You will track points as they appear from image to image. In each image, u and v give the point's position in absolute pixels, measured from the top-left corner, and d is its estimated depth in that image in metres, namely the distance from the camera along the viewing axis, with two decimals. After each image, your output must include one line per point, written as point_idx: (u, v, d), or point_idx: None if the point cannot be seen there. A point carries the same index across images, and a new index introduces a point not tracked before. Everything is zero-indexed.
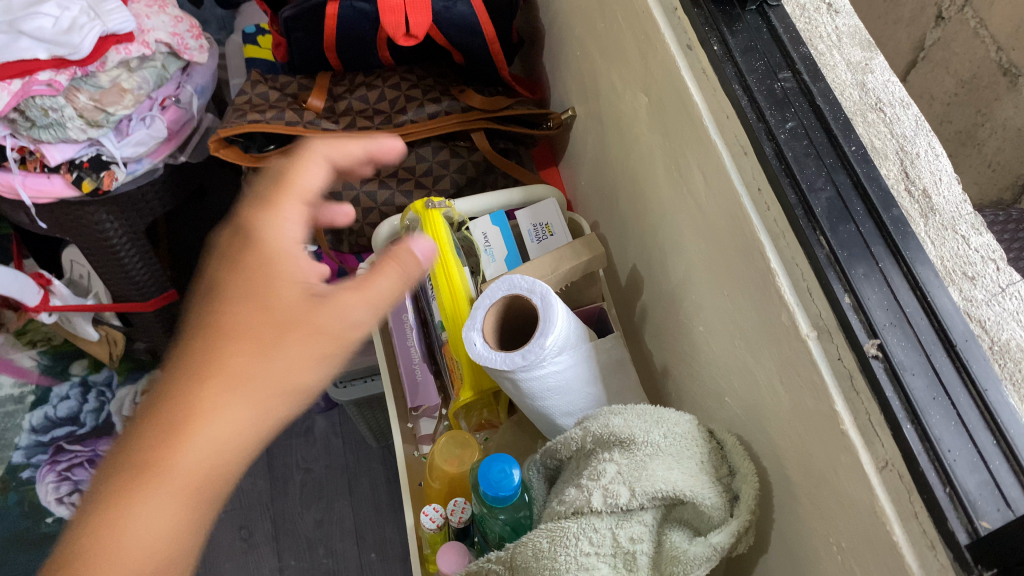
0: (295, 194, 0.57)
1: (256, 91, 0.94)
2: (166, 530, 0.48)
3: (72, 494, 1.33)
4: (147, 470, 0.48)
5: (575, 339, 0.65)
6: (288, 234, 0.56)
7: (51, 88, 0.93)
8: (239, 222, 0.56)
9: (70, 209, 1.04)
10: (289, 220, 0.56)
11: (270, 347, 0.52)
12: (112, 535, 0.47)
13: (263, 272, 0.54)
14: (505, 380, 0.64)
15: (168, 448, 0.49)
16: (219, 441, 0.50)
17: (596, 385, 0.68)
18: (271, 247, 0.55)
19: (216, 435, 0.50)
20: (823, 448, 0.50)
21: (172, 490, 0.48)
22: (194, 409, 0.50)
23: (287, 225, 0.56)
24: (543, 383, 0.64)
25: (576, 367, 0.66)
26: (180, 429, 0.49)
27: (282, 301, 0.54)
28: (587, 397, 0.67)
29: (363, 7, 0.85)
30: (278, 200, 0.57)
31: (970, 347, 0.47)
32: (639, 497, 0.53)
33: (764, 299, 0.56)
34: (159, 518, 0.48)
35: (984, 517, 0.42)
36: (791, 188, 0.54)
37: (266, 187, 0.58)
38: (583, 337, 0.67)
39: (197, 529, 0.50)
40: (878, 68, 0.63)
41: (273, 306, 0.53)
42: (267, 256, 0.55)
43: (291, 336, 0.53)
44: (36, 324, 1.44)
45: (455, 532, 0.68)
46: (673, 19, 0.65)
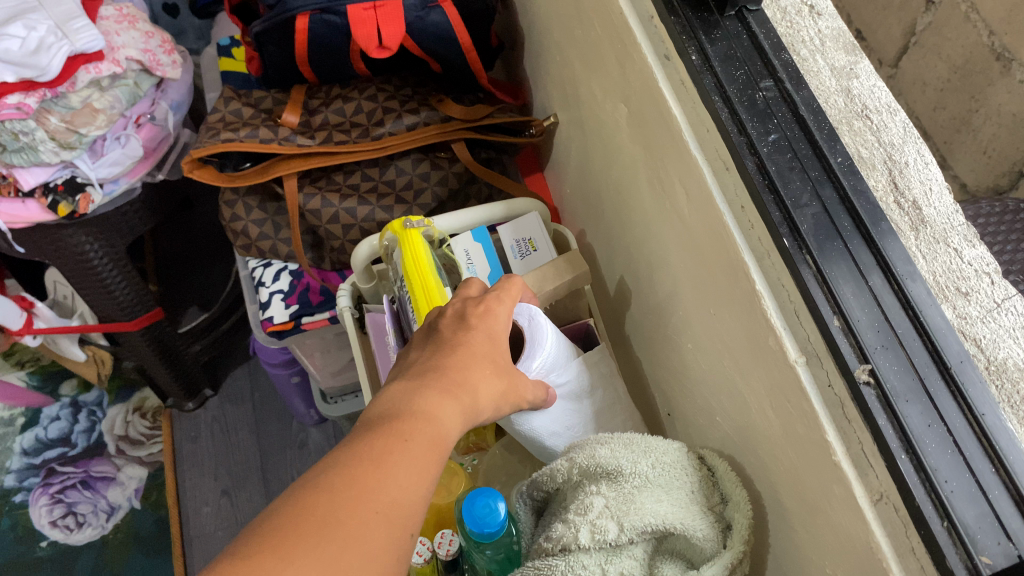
0: (512, 300, 0.59)
1: (228, 109, 0.92)
2: (451, 446, 0.45)
3: (66, 517, 1.30)
4: (434, 393, 0.46)
5: (564, 358, 0.64)
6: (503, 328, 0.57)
7: (20, 111, 0.90)
8: (474, 303, 0.57)
9: (47, 233, 1.01)
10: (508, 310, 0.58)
11: (498, 365, 0.53)
12: (421, 422, 0.44)
13: (494, 334, 0.55)
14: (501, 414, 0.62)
15: (454, 388, 0.48)
16: (474, 408, 0.49)
17: (585, 405, 0.66)
18: (498, 324, 0.56)
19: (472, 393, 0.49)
20: (816, 477, 0.48)
21: (453, 420, 0.46)
22: (462, 377, 0.49)
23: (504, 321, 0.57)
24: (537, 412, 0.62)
25: (566, 390, 0.64)
26: (455, 381, 0.48)
27: (502, 346, 0.55)
28: (578, 418, 0.65)
29: (333, 20, 0.83)
30: (505, 297, 0.59)
31: (965, 369, 0.45)
32: (628, 532, 0.51)
33: (751, 321, 0.54)
34: (447, 430, 0.45)
35: (984, 552, 0.40)
36: (775, 205, 0.51)
37: (482, 284, 0.59)
38: (575, 359, 0.66)
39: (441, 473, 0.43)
40: (864, 73, 0.61)
41: (500, 343, 0.55)
42: (495, 328, 0.56)
43: (507, 370, 0.54)
44: (25, 348, 1.46)
45: (443, 564, 0.66)
46: (650, 28, 0.63)
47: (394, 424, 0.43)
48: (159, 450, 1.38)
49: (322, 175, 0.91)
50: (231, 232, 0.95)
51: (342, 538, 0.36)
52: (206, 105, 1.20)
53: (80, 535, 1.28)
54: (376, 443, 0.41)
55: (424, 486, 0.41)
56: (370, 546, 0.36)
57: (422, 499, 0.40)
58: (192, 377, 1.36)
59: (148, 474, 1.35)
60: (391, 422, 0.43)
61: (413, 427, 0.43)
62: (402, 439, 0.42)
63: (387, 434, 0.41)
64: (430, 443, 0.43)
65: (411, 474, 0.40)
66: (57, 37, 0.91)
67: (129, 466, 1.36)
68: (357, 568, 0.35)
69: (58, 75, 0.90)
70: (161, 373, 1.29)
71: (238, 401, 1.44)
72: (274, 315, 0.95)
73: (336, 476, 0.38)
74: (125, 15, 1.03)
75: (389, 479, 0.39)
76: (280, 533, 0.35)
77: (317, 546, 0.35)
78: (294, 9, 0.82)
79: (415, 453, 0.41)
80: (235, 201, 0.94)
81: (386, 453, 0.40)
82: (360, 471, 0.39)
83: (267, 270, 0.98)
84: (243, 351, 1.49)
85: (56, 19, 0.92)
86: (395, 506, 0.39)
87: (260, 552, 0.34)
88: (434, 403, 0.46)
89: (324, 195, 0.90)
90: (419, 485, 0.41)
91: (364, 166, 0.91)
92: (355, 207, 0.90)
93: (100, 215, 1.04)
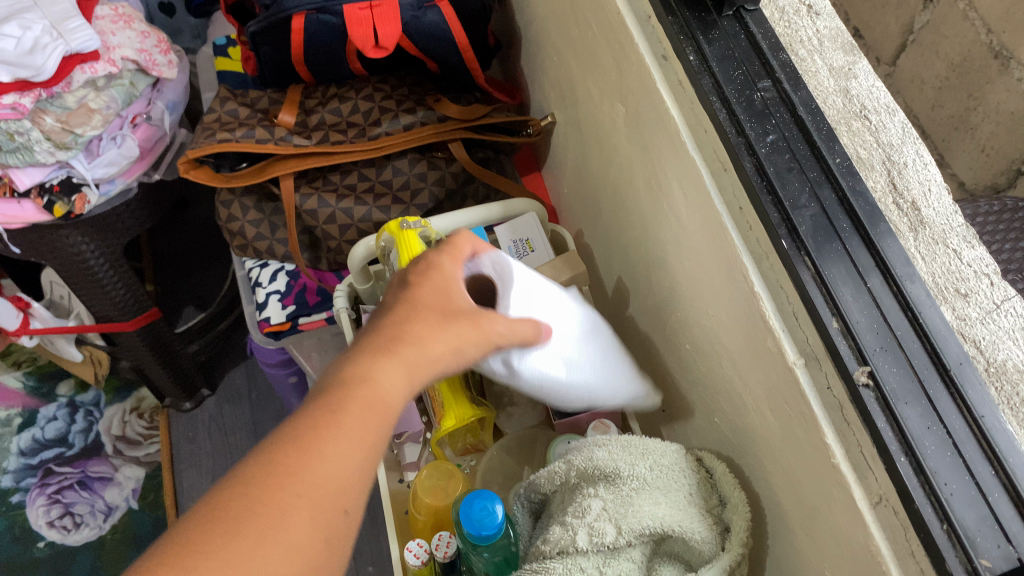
0: (461, 251, 0.56)
1: (225, 109, 0.92)
2: (389, 407, 0.43)
3: (63, 517, 1.30)
4: (370, 358, 0.44)
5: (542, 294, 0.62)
6: (455, 278, 0.54)
7: (15, 111, 0.89)
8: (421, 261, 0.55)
9: (43, 233, 1.00)
10: (458, 261, 0.55)
11: (449, 311, 0.50)
12: (350, 390, 0.42)
13: (443, 284, 0.52)
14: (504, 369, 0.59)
15: (394, 351, 0.45)
16: (422, 366, 0.46)
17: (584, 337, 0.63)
18: (447, 274, 0.53)
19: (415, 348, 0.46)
20: (814, 479, 0.48)
21: (392, 382, 0.44)
22: (403, 332, 0.47)
23: (456, 270, 0.54)
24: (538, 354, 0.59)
25: (558, 324, 0.62)
26: (395, 342, 0.46)
27: (456, 293, 0.52)
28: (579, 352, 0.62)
29: (329, 20, 0.82)
30: (452, 251, 0.56)
31: (965, 371, 0.45)
32: (626, 535, 0.50)
33: (749, 323, 0.54)
34: (383, 396, 0.43)
35: (984, 556, 0.40)
36: (773, 207, 0.51)
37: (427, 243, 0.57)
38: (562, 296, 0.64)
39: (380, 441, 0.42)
40: (862, 73, 0.61)
41: (450, 291, 0.52)
42: (444, 279, 0.53)
43: (461, 313, 0.51)
44: (21, 348, 1.44)
45: (441, 567, 0.65)
46: (647, 28, 0.63)
47: (320, 403, 0.41)
48: (156, 450, 1.38)
49: (318, 176, 0.91)
50: (228, 232, 0.95)
51: (257, 532, 0.35)
52: (203, 104, 1.19)
53: (78, 536, 1.28)
54: (303, 422, 0.40)
55: (355, 464, 0.40)
56: (287, 537, 0.36)
57: (354, 477, 0.40)
58: (189, 377, 1.35)
59: (145, 474, 1.35)
60: (319, 400, 0.41)
61: (340, 401, 0.41)
62: (326, 415, 0.40)
63: (317, 410, 0.40)
64: (364, 409, 0.41)
65: (338, 457, 0.39)
66: (52, 37, 0.90)
67: (127, 467, 1.35)
68: (273, 561, 0.35)
69: (53, 76, 0.90)
70: (159, 373, 1.28)
71: (236, 401, 1.44)
72: (271, 316, 0.95)
73: (259, 463, 0.38)
74: (120, 14, 1.02)
75: (312, 466, 0.38)
76: (190, 537, 0.34)
77: (229, 544, 0.35)
78: (290, 9, 0.82)
79: (345, 426, 0.40)
80: (231, 201, 0.93)
81: (315, 430, 0.39)
82: (280, 456, 0.38)
83: (264, 270, 0.98)
84: (240, 351, 1.48)
85: (52, 19, 0.92)
86: (321, 492, 0.38)
87: (171, 556, 0.34)
88: (370, 369, 0.44)
89: (320, 195, 0.89)
90: (352, 463, 0.40)
91: (361, 165, 0.91)
92: (352, 207, 0.90)
93: (96, 216, 1.04)
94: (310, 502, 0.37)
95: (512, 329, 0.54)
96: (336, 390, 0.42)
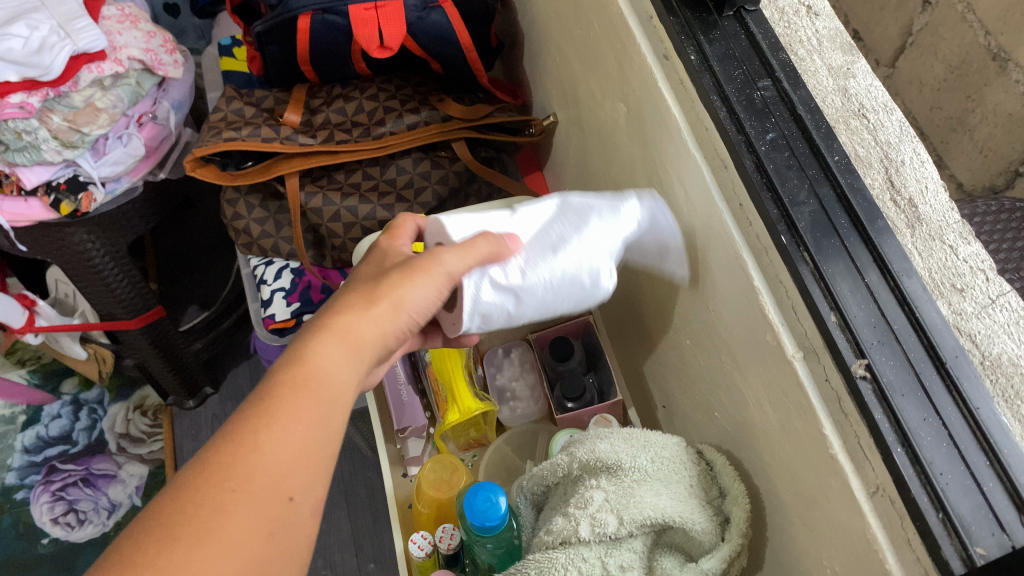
0: (394, 238, 0.61)
1: (230, 108, 0.92)
2: (319, 380, 0.48)
3: (67, 514, 1.30)
4: (309, 338, 0.50)
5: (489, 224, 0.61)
6: (394, 255, 0.59)
7: (23, 110, 0.90)
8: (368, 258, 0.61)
9: (49, 232, 1.01)
10: (393, 244, 0.61)
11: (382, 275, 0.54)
12: (279, 381, 0.47)
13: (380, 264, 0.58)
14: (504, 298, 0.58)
15: (330, 328, 0.51)
16: (363, 332, 0.52)
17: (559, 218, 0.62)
18: (382, 256, 0.59)
19: (343, 323, 0.51)
20: (813, 470, 0.49)
21: (328, 356, 0.49)
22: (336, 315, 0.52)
23: (391, 251, 0.60)
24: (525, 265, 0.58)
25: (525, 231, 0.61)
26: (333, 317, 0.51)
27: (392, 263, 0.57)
28: (561, 229, 0.61)
29: (335, 20, 0.83)
30: (389, 239, 0.62)
31: (960, 364, 0.46)
32: (627, 525, 0.51)
33: (750, 317, 0.55)
34: (319, 371, 0.48)
35: (978, 543, 0.40)
36: (773, 203, 0.52)
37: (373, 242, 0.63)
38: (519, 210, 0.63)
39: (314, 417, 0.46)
40: (860, 72, 0.61)
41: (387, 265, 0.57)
42: (381, 260, 0.58)
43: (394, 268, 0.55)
44: (25, 346, 1.46)
45: (445, 559, 0.67)
46: (649, 28, 0.63)
47: (260, 389, 0.47)
48: (159, 447, 1.38)
49: (323, 174, 0.92)
50: (233, 230, 0.96)
51: (196, 526, 0.40)
52: (208, 104, 1.20)
53: (82, 533, 1.29)
54: (240, 419, 0.45)
55: (292, 437, 0.45)
56: (227, 527, 0.40)
57: (287, 462, 0.44)
58: (192, 375, 1.36)
59: (148, 472, 1.35)
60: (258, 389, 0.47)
61: (275, 386, 0.47)
62: (260, 401, 0.46)
63: (253, 408, 0.45)
64: (294, 400, 0.46)
65: (276, 434, 0.44)
66: (59, 37, 0.91)
67: (130, 464, 1.36)
68: (216, 548, 0.40)
69: (60, 75, 0.91)
70: (163, 372, 1.29)
71: (239, 399, 1.44)
72: (276, 313, 0.96)
73: (198, 467, 0.42)
74: (126, 15, 1.03)
75: (253, 446, 0.43)
76: (147, 535, 0.39)
77: (173, 543, 0.39)
78: (296, 9, 0.83)
79: (277, 421, 0.45)
80: (237, 199, 0.95)
81: (250, 427, 0.44)
82: (217, 453, 0.43)
83: (269, 267, 0.99)
84: (243, 350, 1.49)
85: (59, 18, 0.93)
86: (263, 474, 0.43)
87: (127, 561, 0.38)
88: (308, 348, 0.49)
89: (325, 194, 0.90)
90: (285, 453, 0.44)
91: (365, 164, 0.92)
92: (356, 205, 0.91)
93: (103, 215, 1.05)
94: (252, 479, 0.42)
95: (462, 254, 0.55)
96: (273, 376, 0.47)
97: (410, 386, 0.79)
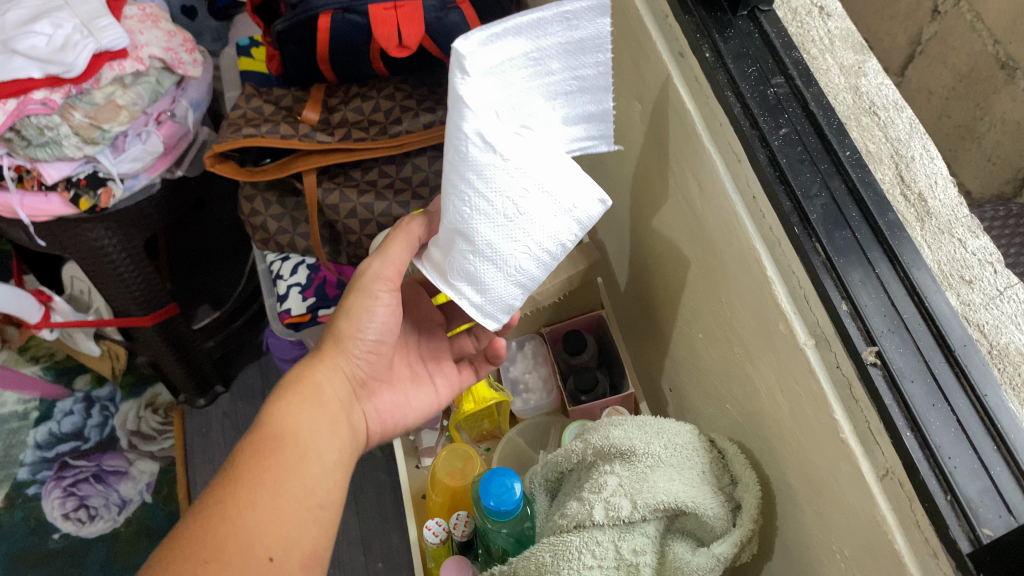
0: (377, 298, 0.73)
1: (250, 106, 0.95)
2: (288, 431, 0.57)
3: (78, 510, 1.31)
4: (268, 402, 0.59)
5: None
6: None
7: (46, 107, 0.92)
8: None
9: (68, 227, 1.02)
10: None
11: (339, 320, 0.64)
12: (254, 445, 0.56)
13: None
14: (458, 249, 0.55)
15: (287, 389, 0.60)
16: (316, 381, 0.62)
17: None
18: None
19: (303, 385, 0.61)
20: (824, 456, 0.51)
21: (285, 412, 0.58)
22: (301, 376, 0.62)
23: None
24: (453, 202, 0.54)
25: None
26: (288, 378, 0.61)
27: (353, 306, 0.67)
28: None
29: (355, 19, 0.85)
30: None
31: (968, 353, 0.47)
32: (640, 509, 0.53)
33: (762, 306, 0.56)
34: (279, 427, 0.57)
35: (986, 525, 0.41)
36: (786, 196, 0.53)
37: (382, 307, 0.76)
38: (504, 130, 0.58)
39: (286, 465, 0.55)
40: (872, 71, 0.63)
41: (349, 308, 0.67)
42: None
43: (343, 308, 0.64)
44: (39, 342, 1.46)
45: (458, 546, 0.72)
46: (664, 27, 0.65)
47: (231, 454, 0.56)
48: (169, 445, 1.39)
49: (340, 172, 0.94)
50: (250, 227, 0.99)
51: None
52: (226, 104, 1.22)
53: (93, 528, 1.30)
54: (223, 488, 0.53)
55: (263, 492, 0.53)
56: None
57: (264, 516, 0.52)
58: (204, 373, 1.37)
59: (159, 469, 1.36)
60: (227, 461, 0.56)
61: (237, 453, 0.56)
62: (226, 470, 0.54)
63: (234, 477, 0.53)
64: (266, 461, 0.55)
65: (248, 495, 0.53)
66: (82, 35, 0.93)
67: (141, 461, 1.36)
68: None
69: (82, 72, 0.92)
70: (175, 369, 1.30)
71: (249, 398, 1.45)
72: (292, 308, 0.99)
73: (190, 536, 0.50)
74: (148, 15, 1.05)
75: (231, 509, 0.52)
76: None
77: None
78: (317, 8, 0.85)
79: (254, 486, 0.53)
80: (254, 196, 0.97)
81: (231, 494, 0.52)
82: (204, 522, 0.51)
83: (286, 263, 1.01)
84: (254, 349, 1.50)
85: (82, 17, 0.95)
86: (240, 537, 0.51)
87: None
88: (270, 410, 0.59)
89: (342, 190, 0.92)
90: (262, 513, 0.53)
91: (381, 162, 0.94)
92: (372, 202, 0.92)
93: (121, 210, 1.05)
94: (234, 541, 0.51)
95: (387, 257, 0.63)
96: (240, 442, 0.57)
97: None
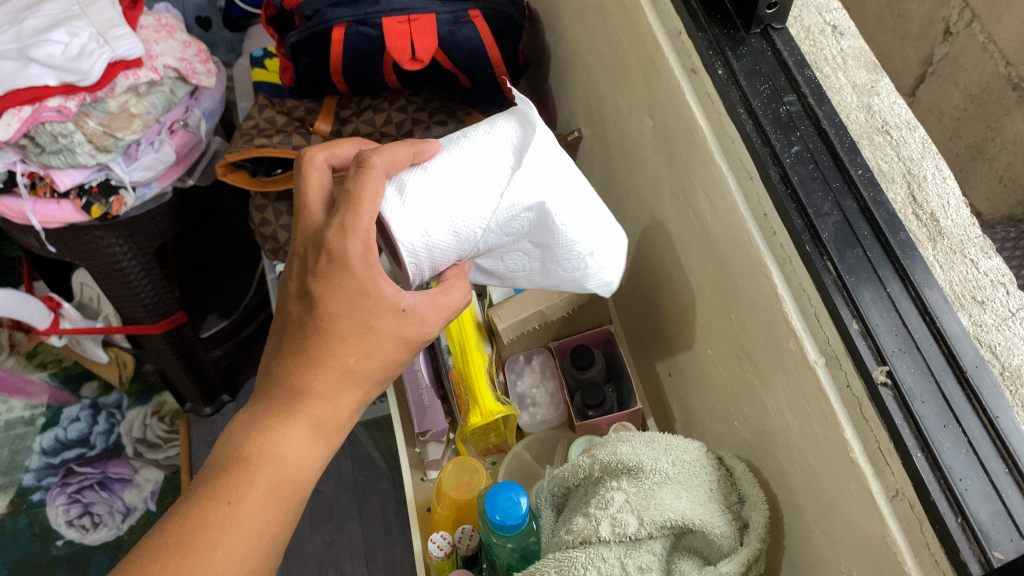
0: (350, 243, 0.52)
1: (262, 116, 0.97)
2: (290, 474, 0.53)
3: (82, 517, 1.31)
4: (286, 423, 0.53)
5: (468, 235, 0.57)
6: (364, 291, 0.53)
7: (60, 114, 0.92)
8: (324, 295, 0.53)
9: (80, 234, 1.02)
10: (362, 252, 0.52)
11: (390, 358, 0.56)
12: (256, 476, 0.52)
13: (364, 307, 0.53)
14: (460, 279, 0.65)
15: (314, 414, 0.54)
16: (339, 420, 0.55)
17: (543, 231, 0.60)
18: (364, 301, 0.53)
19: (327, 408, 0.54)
20: (834, 477, 0.50)
21: (304, 451, 0.54)
22: (331, 401, 0.54)
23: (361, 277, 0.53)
24: (509, 261, 0.64)
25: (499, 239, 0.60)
26: (318, 403, 0.54)
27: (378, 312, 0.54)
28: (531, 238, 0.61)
29: (369, 32, 0.86)
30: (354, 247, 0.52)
31: (981, 374, 0.46)
32: (647, 526, 0.52)
33: (773, 326, 0.56)
34: (292, 470, 0.53)
35: (996, 548, 0.41)
36: (797, 214, 0.53)
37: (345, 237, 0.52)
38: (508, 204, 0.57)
39: (277, 516, 0.52)
40: (884, 90, 0.63)
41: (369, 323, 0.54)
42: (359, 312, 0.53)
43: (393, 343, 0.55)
44: (48, 347, 1.40)
45: (463, 560, 0.72)
46: (678, 44, 0.65)
47: (232, 482, 0.51)
48: (174, 453, 1.39)
49: None
50: (260, 236, 0.99)
51: None
52: (239, 114, 1.23)
53: (96, 535, 1.30)
54: (210, 521, 0.49)
55: (257, 548, 0.51)
56: None
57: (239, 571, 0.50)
58: (210, 382, 1.37)
59: (163, 478, 1.36)
60: (219, 476, 0.51)
61: (240, 484, 0.51)
62: (226, 506, 0.50)
63: (216, 513, 0.50)
64: (258, 505, 0.51)
65: (235, 547, 0.50)
66: (99, 44, 0.93)
67: (145, 469, 1.37)
68: None
69: (99, 81, 0.92)
70: (181, 376, 1.30)
71: None
72: None
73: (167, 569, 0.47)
74: (165, 25, 1.06)
75: (211, 552, 0.49)
76: None
77: None
78: (331, 21, 0.85)
79: (238, 531, 0.50)
80: (265, 206, 0.98)
81: (216, 535, 0.49)
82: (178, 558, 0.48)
83: None
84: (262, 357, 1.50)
85: (98, 27, 0.94)
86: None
87: None
88: (285, 437, 0.53)
89: None
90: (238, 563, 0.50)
91: None
92: None
93: (132, 219, 1.05)
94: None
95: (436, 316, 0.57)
96: (245, 468, 0.52)
97: (431, 389, 0.83)
